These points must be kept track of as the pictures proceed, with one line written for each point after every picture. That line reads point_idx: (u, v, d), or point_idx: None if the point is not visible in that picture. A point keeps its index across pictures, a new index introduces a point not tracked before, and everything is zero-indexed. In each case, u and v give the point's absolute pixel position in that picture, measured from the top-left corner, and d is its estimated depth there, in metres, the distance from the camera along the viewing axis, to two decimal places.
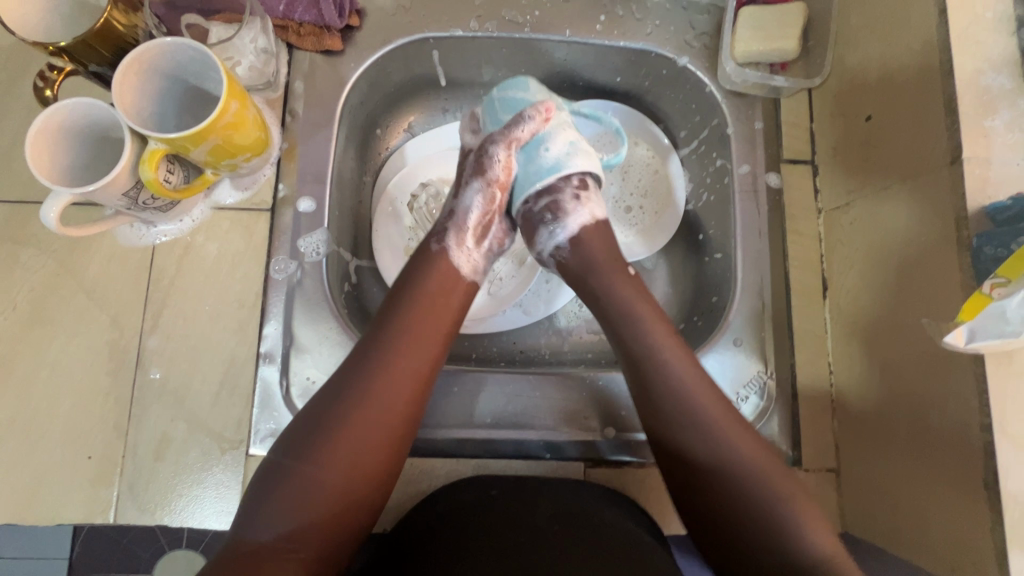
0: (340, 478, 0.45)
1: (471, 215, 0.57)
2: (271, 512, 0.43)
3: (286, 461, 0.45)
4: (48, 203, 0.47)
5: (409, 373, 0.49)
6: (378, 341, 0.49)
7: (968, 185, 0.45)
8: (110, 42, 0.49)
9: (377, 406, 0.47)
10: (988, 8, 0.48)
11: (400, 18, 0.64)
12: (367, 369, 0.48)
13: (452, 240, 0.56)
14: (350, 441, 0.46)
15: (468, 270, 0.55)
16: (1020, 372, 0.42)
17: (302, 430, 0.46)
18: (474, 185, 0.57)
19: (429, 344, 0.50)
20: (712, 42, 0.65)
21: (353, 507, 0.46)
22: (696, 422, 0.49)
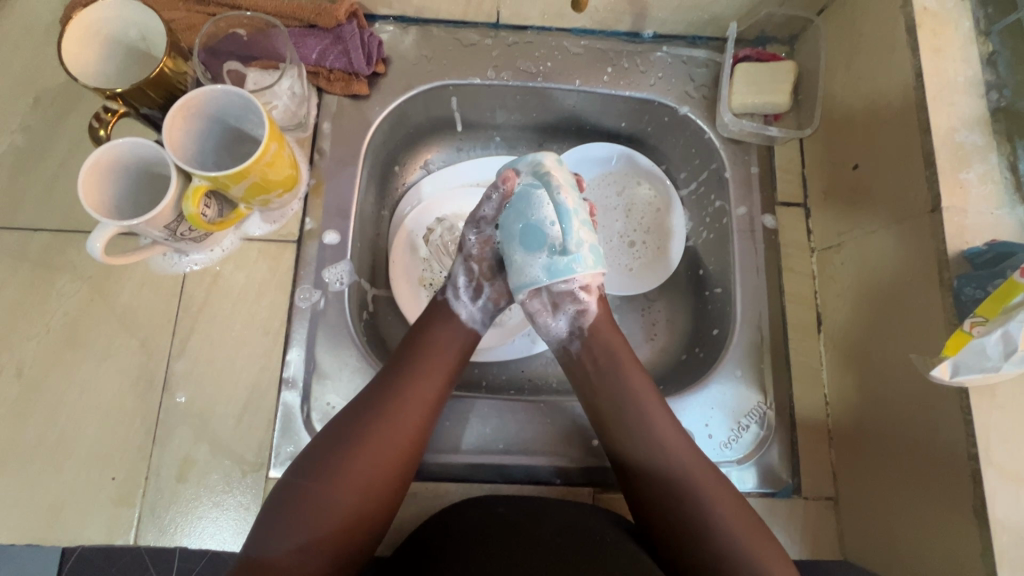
0: (348, 505, 0.47)
1: (459, 278, 0.60)
2: (290, 525, 0.46)
3: (306, 476, 0.48)
4: (96, 234, 0.50)
5: (421, 399, 0.52)
6: (395, 371, 0.53)
7: (947, 231, 0.49)
8: (161, 88, 0.53)
9: (390, 429, 0.50)
10: (959, 74, 0.53)
11: (423, 66, 0.69)
12: (382, 394, 0.51)
13: (451, 293, 0.60)
14: (362, 473, 0.48)
15: (467, 319, 0.59)
16: (1001, 405, 0.46)
17: (317, 458, 0.49)
18: (466, 250, 0.61)
19: (442, 373, 0.54)
20: (710, 93, 0.71)
21: (359, 533, 0.48)
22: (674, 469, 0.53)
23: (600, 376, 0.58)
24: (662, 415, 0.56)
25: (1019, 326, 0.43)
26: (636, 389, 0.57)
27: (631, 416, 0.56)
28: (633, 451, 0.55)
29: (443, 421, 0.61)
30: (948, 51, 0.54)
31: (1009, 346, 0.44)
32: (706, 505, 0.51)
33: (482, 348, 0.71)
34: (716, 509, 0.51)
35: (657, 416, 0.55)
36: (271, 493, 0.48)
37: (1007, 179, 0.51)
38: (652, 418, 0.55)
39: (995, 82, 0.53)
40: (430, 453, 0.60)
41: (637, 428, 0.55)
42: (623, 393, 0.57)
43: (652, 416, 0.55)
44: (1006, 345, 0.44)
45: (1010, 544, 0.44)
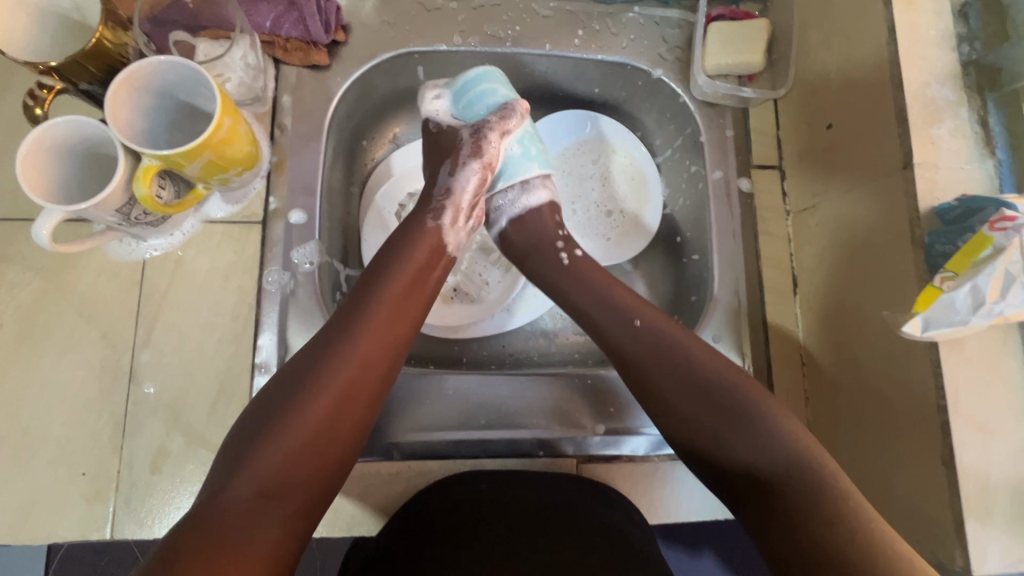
0: (312, 432, 0.45)
1: (466, 194, 0.59)
2: (246, 473, 0.43)
3: (259, 422, 0.45)
4: (40, 221, 0.47)
5: (381, 342, 0.50)
6: (350, 310, 0.50)
7: (919, 188, 0.49)
8: (101, 61, 0.50)
9: (350, 370, 0.48)
10: (932, 27, 0.52)
11: (385, 32, 0.66)
12: (342, 334, 0.49)
13: (446, 217, 0.58)
14: (330, 396, 0.46)
15: (453, 247, 0.58)
16: (970, 357, 0.47)
17: (278, 388, 0.47)
18: (471, 164, 0.59)
19: (407, 314, 0.52)
20: (683, 55, 0.69)
21: (328, 463, 0.46)
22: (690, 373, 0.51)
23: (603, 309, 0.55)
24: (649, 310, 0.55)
25: (987, 279, 0.44)
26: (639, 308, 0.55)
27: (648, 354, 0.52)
28: (628, 346, 0.53)
29: (424, 398, 0.60)
30: (920, 3, 0.53)
31: (977, 299, 0.44)
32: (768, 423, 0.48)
33: (462, 325, 0.70)
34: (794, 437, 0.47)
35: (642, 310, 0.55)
36: (226, 438, 0.46)
37: (977, 134, 0.51)
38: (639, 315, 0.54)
39: (967, 34, 0.53)
40: (412, 433, 0.59)
41: (662, 364, 0.52)
42: (635, 331, 0.53)
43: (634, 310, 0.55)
44: (974, 299, 0.44)
45: (976, 490, 0.45)
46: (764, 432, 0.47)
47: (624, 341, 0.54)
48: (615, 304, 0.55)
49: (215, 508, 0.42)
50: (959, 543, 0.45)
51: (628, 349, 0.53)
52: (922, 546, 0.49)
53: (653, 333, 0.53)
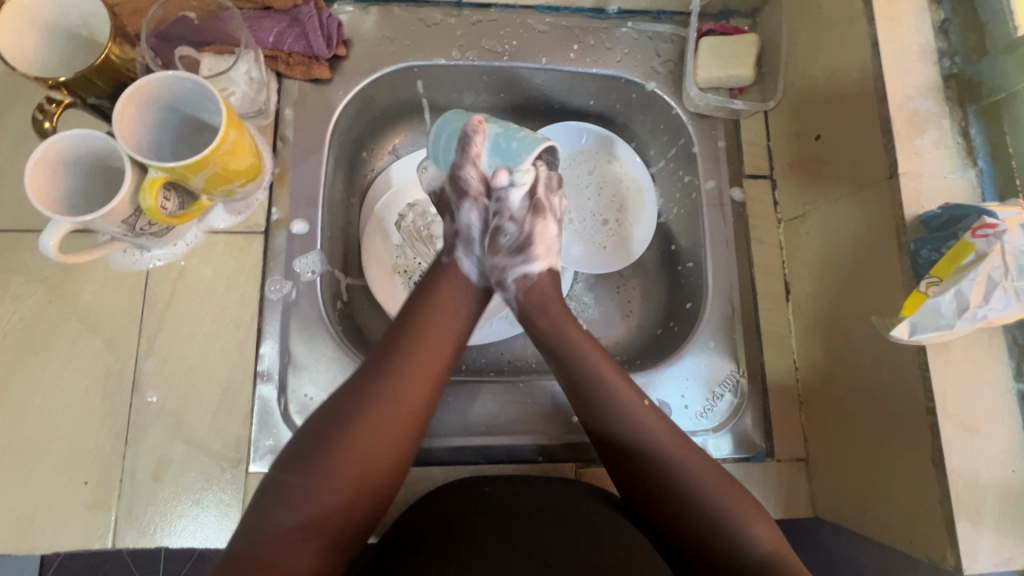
0: (355, 464, 0.46)
1: (472, 228, 0.61)
2: (287, 503, 0.44)
3: (304, 452, 0.46)
4: (48, 232, 0.48)
5: (421, 378, 0.51)
6: (393, 344, 0.52)
7: (904, 197, 0.51)
8: (109, 76, 0.51)
9: (391, 405, 0.49)
10: (914, 42, 0.54)
11: (385, 47, 0.68)
12: (390, 367, 0.51)
13: (460, 254, 0.61)
14: (373, 427, 0.48)
15: (474, 277, 0.60)
16: (956, 359, 0.48)
17: (322, 422, 0.48)
18: (466, 203, 0.61)
19: (443, 349, 0.54)
20: (676, 68, 0.71)
21: (368, 494, 0.47)
22: (637, 427, 0.53)
23: (563, 346, 0.57)
24: (608, 367, 0.56)
25: (971, 284, 0.46)
26: (592, 358, 0.56)
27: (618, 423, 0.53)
28: (593, 397, 0.55)
29: None
30: (902, 19, 0.55)
31: (961, 304, 0.46)
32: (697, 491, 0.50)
33: None
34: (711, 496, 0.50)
35: (602, 367, 0.56)
36: (264, 476, 0.46)
37: (960, 144, 0.52)
38: (601, 374, 0.55)
39: (947, 49, 0.55)
40: None
41: (620, 420, 0.53)
42: (601, 388, 0.55)
43: (599, 369, 0.55)
44: (959, 303, 0.46)
45: (965, 491, 0.46)
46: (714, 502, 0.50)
47: (596, 401, 0.55)
48: (583, 358, 0.56)
49: (256, 535, 0.43)
50: (949, 543, 0.46)
51: (591, 398, 0.55)
52: (915, 546, 0.50)
53: (620, 396, 0.54)
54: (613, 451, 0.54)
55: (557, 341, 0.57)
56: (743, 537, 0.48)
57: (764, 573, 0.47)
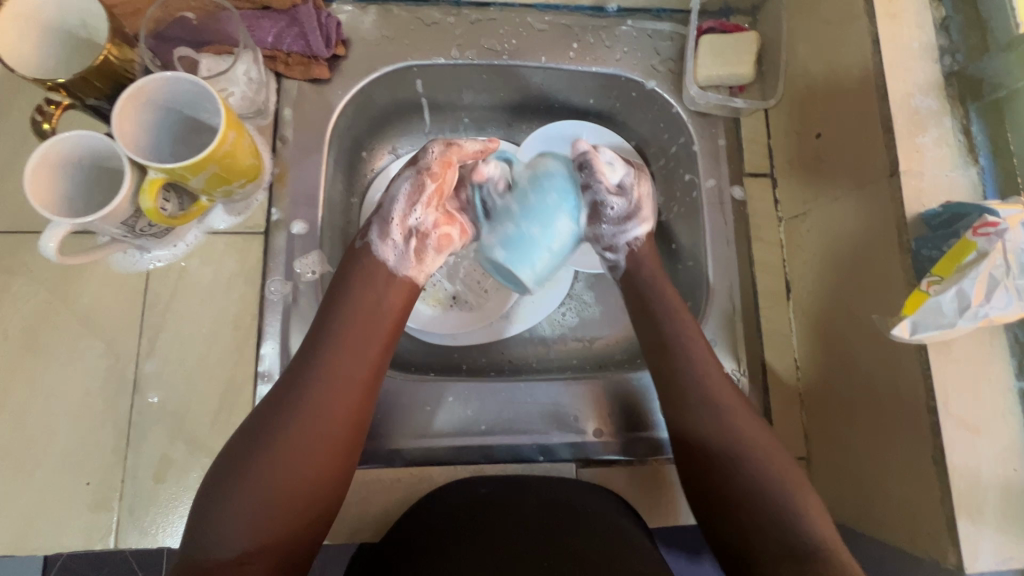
0: (292, 482, 0.45)
1: (397, 202, 0.56)
2: (223, 518, 0.43)
3: (228, 471, 0.45)
4: (47, 234, 0.48)
5: (347, 381, 0.49)
6: (312, 349, 0.50)
7: (905, 195, 0.51)
8: (108, 77, 0.51)
9: (318, 416, 0.47)
10: (914, 39, 0.54)
11: (385, 47, 0.67)
12: (310, 374, 0.49)
13: (376, 235, 0.56)
14: (302, 441, 0.46)
15: (410, 267, 0.56)
16: (958, 358, 0.48)
17: (247, 439, 0.47)
18: (407, 172, 0.56)
19: (371, 349, 0.52)
20: (676, 67, 0.71)
21: (309, 509, 0.46)
22: (705, 393, 0.54)
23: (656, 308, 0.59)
24: (696, 336, 0.57)
25: (971, 282, 0.46)
26: (683, 323, 0.58)
27: (695, 388, 0.54)
28: (681, 358, 0.56)
29: (423, 405, 0.62)
30: (903, 17, 0.54)
31: (962, 302, 0.46)
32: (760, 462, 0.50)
33: (462, 331, 0.71)
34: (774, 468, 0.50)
35: (692, 335, 0.57)
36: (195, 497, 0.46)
37: (961, 142, 0.52)
38: (687, 339, 0.57)
39: (948, 47, 0.54)
40: (414, 439, 0.61)
41: (693, 382, 0.54)
42: (681, 350, 0.56)
43: (688, 334, 0.57)
44: (960, 302, 0.46)
45: (967, 489, 0.46)
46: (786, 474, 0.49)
47: (678, 367, 0.56)
48: (671, 319, 0.58)
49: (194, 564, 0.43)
50: (951, 541, 0.46)
51: (670, 361, 0.56)
52: (916, 545, 0.50)
53: (698, 359, 0.56)
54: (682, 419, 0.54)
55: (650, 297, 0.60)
56: (792, 518, 0.47)
57: (814, 557, 0.45)
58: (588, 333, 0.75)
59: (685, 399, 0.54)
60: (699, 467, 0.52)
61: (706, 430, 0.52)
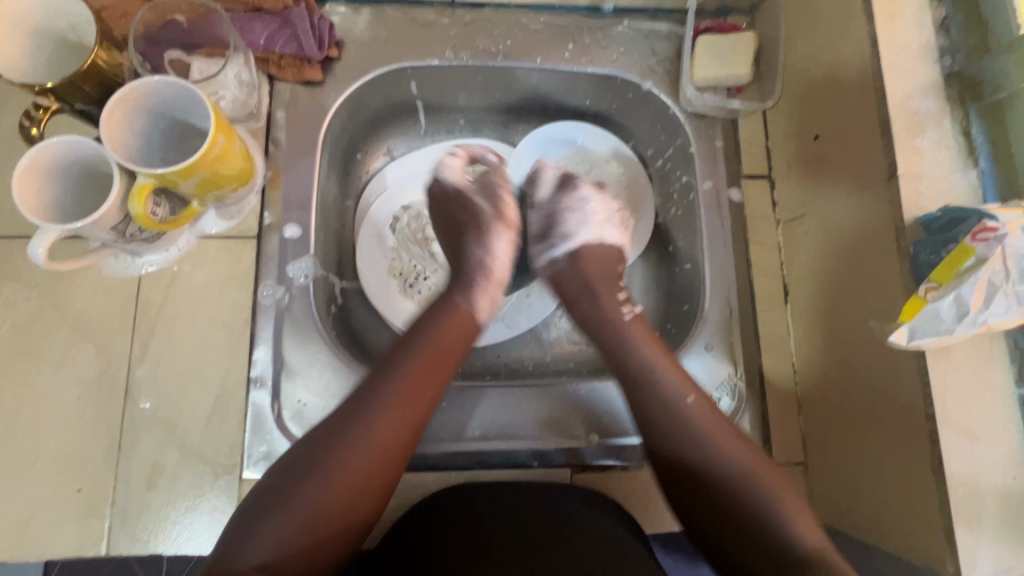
0: (334, 505, 0.46)
1: (499, 255, 0.63)
2: (264, 535, 0.44)
3: (279, 489, 0.46)
4: (36, 240, 0.48)
5: (404, 413, 0.50)
6: (374, 380, 0.51)
7: (903, 198, 0.50)
8: (97, 81, 0.51)
9: (374, 444, 0.48)
10: (914, 40, 0.53)
11: (378, 48, 0.67)
12: (368, 403, 0.49)
13: (475, 298, 0.60)
14: (355, 466, 0.47)
15: (484, 316, 0.60)
16: (957, 364, 0.47)
17: (304, 456, 0.47)
18: (497, 233, 0.63)
19: (431, 385, 0.52)
20: (673, 67, 0.70)
21: (341, 531, 0.46)
22: (670, 411, 0.54)
23: (613, 329, 0.60)
24: (652, 351, 0.57)
25: (971, 287, 0.45)
26: (636, 337, 0.58)
27: (665, 396, 0.54)
28: (637, 376, 0.56)
29: None
30: (902, 16, 0.54)
31: (961, 309, 0.45)
32: (737, 474, 0.50)
33: None
34: (745, 477, 0.50)
35: (646, 352, 0.57)
36: (241, 503, 0.47)
37: (960, 144, 0.51)
38: (642, 356, 0.57)
39: (948, 46, 0.54)
40: None
41: (655, 397, 0.54)
42: (637, 363, 0.57)
43: (637, 349, 0.57)
44: (958, 308, 0.45)
45: (965, 497, 0.45)
46: (759, 490, 0.49)
47: (638, 385, 0.56)
48: (625, 342, 0.58)
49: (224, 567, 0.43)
50: (949, 549, 0.46)
51: (626, 374, 0.57)
52: (915, 554, 0.49)
53: (648, 367, 0.56)
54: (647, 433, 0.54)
55: (602, 319, 0.61)
56: (781, 532, 0.47)
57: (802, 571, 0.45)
58: (584, 336, 0.74)
59: (645, 416, 0.55)
60: (676, 470, 0.52)
61: (672, 446, 0.53)
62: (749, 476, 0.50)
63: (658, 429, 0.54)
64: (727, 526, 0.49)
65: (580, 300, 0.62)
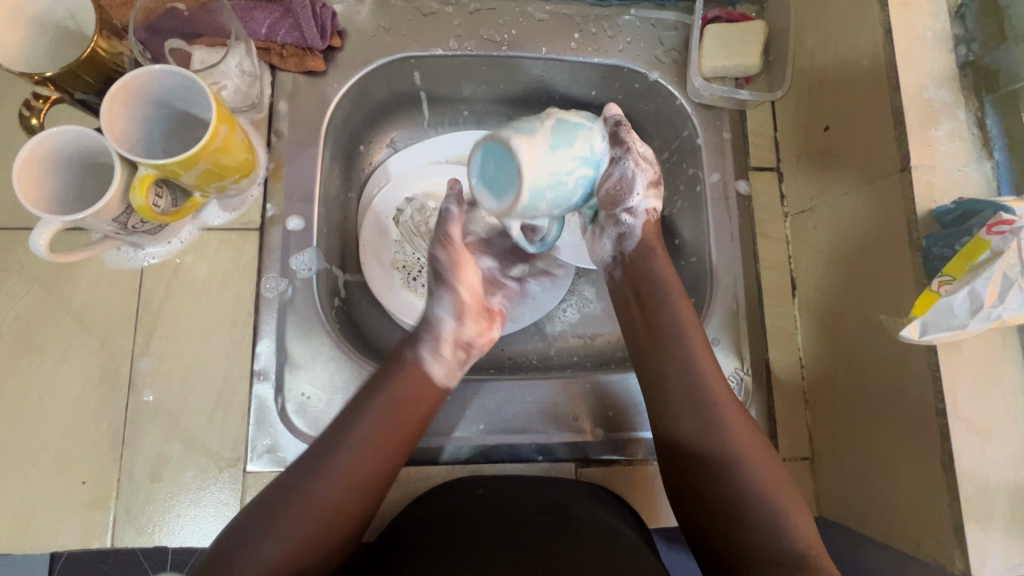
0: (289, 540, 0.45)
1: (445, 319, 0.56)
2: (218, 572, 0.44)
3: (244, 520, 0.46)
4: (38, 232, 0.47)
5: (366, 456, 0.49)
6: (346, 421, 0.51)
7: (916, 191, 0.49)
8: (97, 70, 0.50)
9: (335, 484, 0.48)
10: (928, 28, 0.52)
11: (381, 38, 0.66)
12: (336, 444, 0.49)
13: (426, 351, 0.55)
14: (315, 503, 0.47)
15: (441, 376, 0.55)
16: (968, 360, 0.47)
17: (271, 493, 0.48)
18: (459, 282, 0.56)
19: (400, 433, 0.51)
20: (680, 57, 0.69)
21: (298, 570, 0.45)
22: (706, 410, 0.53)
23: (655, 325, 0.57)
24: (703, 352, 0.55)
25: (985, 283, 0.44)
26: (687, 327, 0.56)
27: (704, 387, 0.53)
28: (676, 371, 0.55)
29: None
30: (916, 5, 0.52)
31: (975, 303, 0.44)
32: (755, 481, 0.50)
33: None
34: (762, 485, 0.50)
35: (698, 352, 0.55)
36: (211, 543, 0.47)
37: (975, 136, 0.50)
38: (691, 354, 0.55)
39: (963, 36, 0.52)
40: None
41: (688, 387, 0.54)
42: (676, 355, 0.55)
43: (692, 345, 0.55)
44: (972, 302, 0.44)
45: (975, 493, 0.45)
46: (773, 496, 0.49)
47: (679, 381, 0.55)
48: (673, 334, 0.56)
49: None
50: (958, 545, 0.45)
51: (660, 359, 0.56)
52: (922, 549, 0.49)
53: (695, 358, 0.55)
54: (671, 426, 0.54)
55: (653, 309, 0.57)
56: (783, 541, 0.48)
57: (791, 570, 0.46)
58: (588, 330, 0.74)
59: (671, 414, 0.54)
60: (682, 463, 0.53)
61: (697, 443, 0.52)
62: (762, 481, 0.50)
63: (682, 424, 0.53)
64: (741, 531, 0.49)
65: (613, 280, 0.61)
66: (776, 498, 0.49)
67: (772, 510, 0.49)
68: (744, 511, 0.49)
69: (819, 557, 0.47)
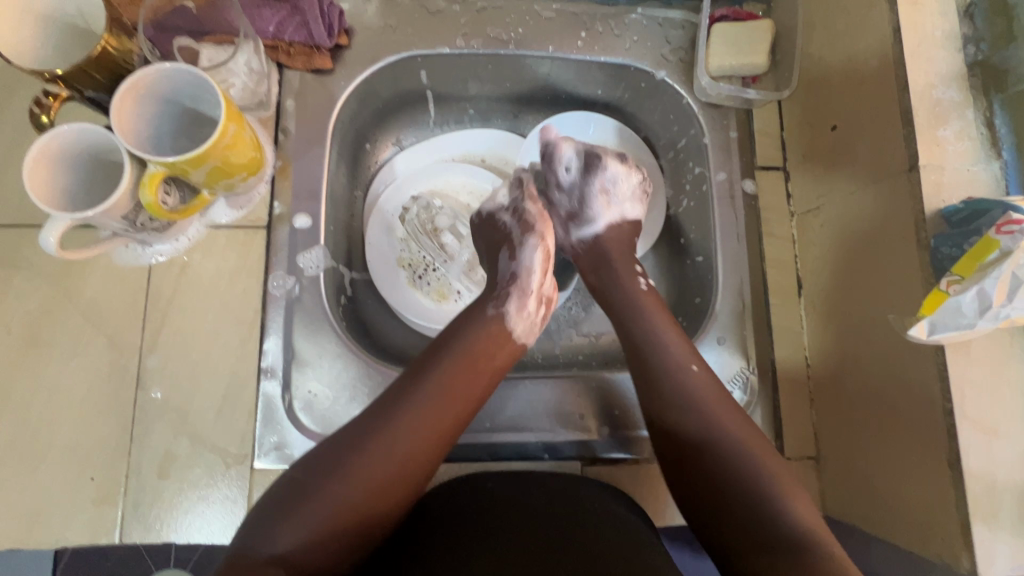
0: (364, 486, 0.44)
1: (532, 267, 0.60)
2: (293, 523, 0.42)
3: (314, 472, 0.45)
4: (48, 228, 0.47)
5: (446, 408, 0.49)
6: (421, 371, 0.51)
7: (924, 190, 0.49)
8: (106, 68, 0.50)
9: (415, 433, 0.47)
10: (937, 27, 0.52)
11: (388, 36, 0.66)
12: (417, 392, 0.49)
13: (510, 306, 0.57)
14: (397, 450, 0.46)
15: (521, 331, 0.57)
16: (976, 359, 0.47)
17: (338, 441, 0.47)
18: (529, 241, 0.61)
19: (473, 385, 0.52)
20: (687, 56, 0.69)
21: (370, 520, 0.45)
22: (685, 390, 0.53)
23: (627, 312, 0.59)
24: (672, 335, 0.57)
25: (993, 282, 0.44)
26: (652, 313, 0.59)
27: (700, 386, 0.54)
28: (652, 356, 0.56)
29: None
30: (925, 4, 0.52)
31: (983, 303, 0.44)
32: (734, 451, 0.49)
33: None
34: (746, 455, 0.49)
35: (666, 333, 0.57)
36: (264, 495, 0.45)
37: (983, 135, 0.50)
38: (659, 336, 0.57)
39: (973, 35, 0.52)
40: None
41: (660, 365, 0.55)
42: (648, 338, 0.57)
43: (656, 326, 0.57)
44: (981, 302, 0.44)
45: (982, 493, 0.45)
46: (762, 470, 0.48)
47: (649, 358, 0.56)
48: (642, 317, 0.58)
49: (247, 556, 0.41)
50: (965, 545, 0.45)
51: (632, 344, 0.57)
52: (929, 548, 0.49)
53: (666, 341, 0.56)
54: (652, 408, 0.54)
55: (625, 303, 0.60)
56: (779, 519, 0.46)
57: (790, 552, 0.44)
58: (594, 329, 0.74)
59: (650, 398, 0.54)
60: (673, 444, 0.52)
61: (681, 420, 0.52)
62: (746, 452, 0.49)
63: (665, 403, 0.53)
64: (726, 506, 0.48)
65: (590, 279, 0.64)
66: (761, 475, 0.48)
67: (777, 503, 0.47)
68: (727, 480, 0.48)
69: (820, 540, 0.45)
